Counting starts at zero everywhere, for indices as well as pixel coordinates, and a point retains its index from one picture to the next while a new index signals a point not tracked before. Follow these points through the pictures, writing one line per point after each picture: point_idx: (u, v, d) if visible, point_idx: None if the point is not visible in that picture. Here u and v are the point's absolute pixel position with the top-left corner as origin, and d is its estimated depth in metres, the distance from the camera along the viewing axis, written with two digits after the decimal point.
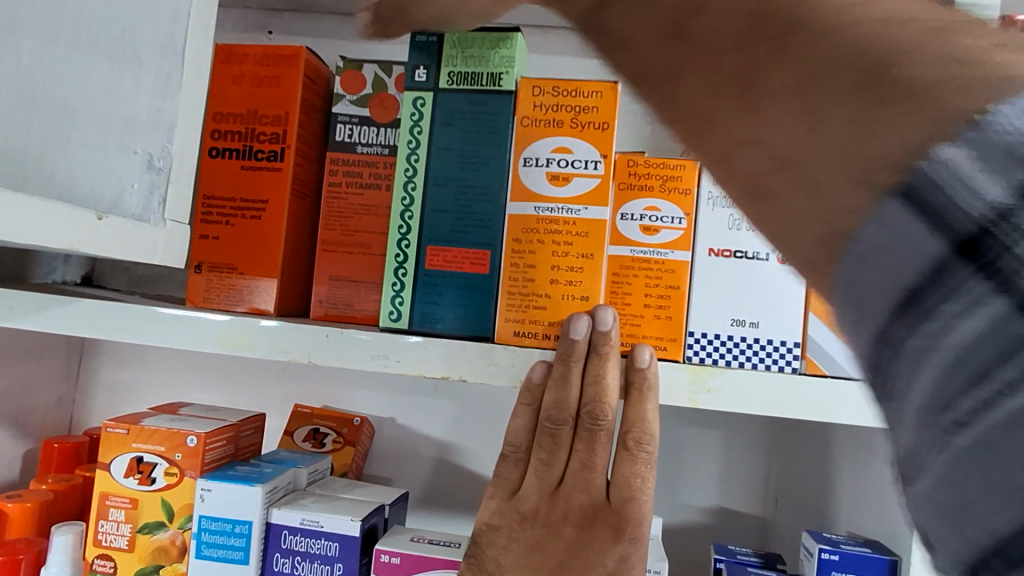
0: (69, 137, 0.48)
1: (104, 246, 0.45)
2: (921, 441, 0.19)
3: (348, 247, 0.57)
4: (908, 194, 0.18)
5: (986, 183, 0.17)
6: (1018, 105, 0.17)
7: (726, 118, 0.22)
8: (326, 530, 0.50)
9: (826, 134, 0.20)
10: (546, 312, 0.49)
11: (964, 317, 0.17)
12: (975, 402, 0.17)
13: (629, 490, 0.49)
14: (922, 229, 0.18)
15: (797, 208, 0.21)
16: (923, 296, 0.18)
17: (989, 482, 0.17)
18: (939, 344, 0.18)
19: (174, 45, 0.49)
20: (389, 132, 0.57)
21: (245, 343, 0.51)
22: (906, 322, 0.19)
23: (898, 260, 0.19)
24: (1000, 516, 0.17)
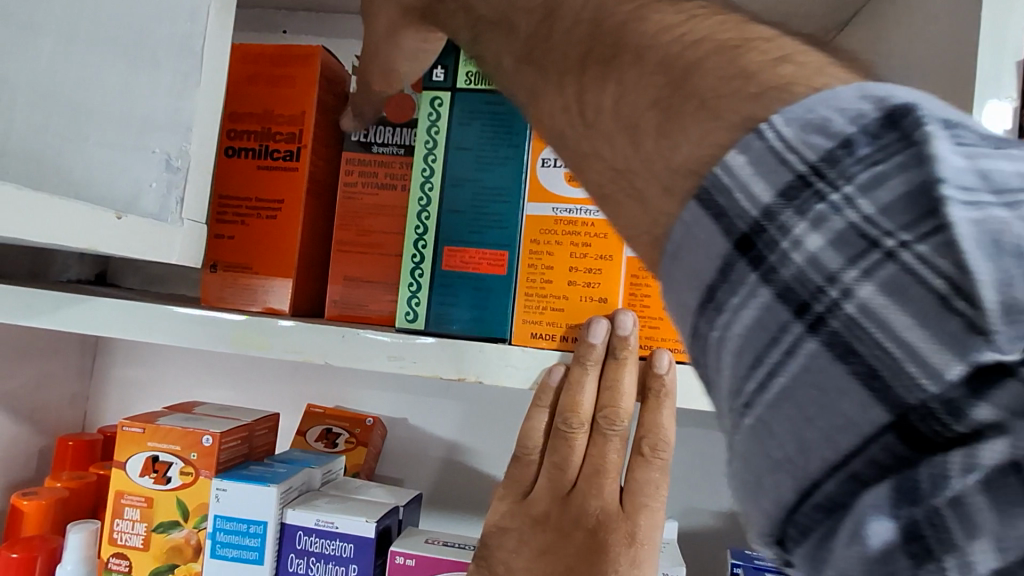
0: (86, 137, 0.46)
1: (121, 245, 0.45)
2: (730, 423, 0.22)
3: (362, 247, 0.57)
4: (705, 198, 0.22)
5: (756, 188, 0.21)
6: (785, 116, 0.21)
7: (574, 138, 0.27)
8: (341, 532, 0.50)
9: (641, 147, 0.23)
10: (564, 314, 0.49)
11: (744, 307, 0.21)
12: (754, 383, 0.20)
13: (642, 496, 0.49)
14: (716, 230, 0.22)
15: (635, 214, 0.25)
16: (717, 290, 0.22)
17: (768, 455, 0.20)
18: (727, 333, 0.22)
19: (193, 46, 0.50)
20: (404, 132, 0.57)
21: (261, 343, 0.51)
22: (707, 316, 0.22)
23: (701, 258, 0.22)
24: (783, 487, 0.20)
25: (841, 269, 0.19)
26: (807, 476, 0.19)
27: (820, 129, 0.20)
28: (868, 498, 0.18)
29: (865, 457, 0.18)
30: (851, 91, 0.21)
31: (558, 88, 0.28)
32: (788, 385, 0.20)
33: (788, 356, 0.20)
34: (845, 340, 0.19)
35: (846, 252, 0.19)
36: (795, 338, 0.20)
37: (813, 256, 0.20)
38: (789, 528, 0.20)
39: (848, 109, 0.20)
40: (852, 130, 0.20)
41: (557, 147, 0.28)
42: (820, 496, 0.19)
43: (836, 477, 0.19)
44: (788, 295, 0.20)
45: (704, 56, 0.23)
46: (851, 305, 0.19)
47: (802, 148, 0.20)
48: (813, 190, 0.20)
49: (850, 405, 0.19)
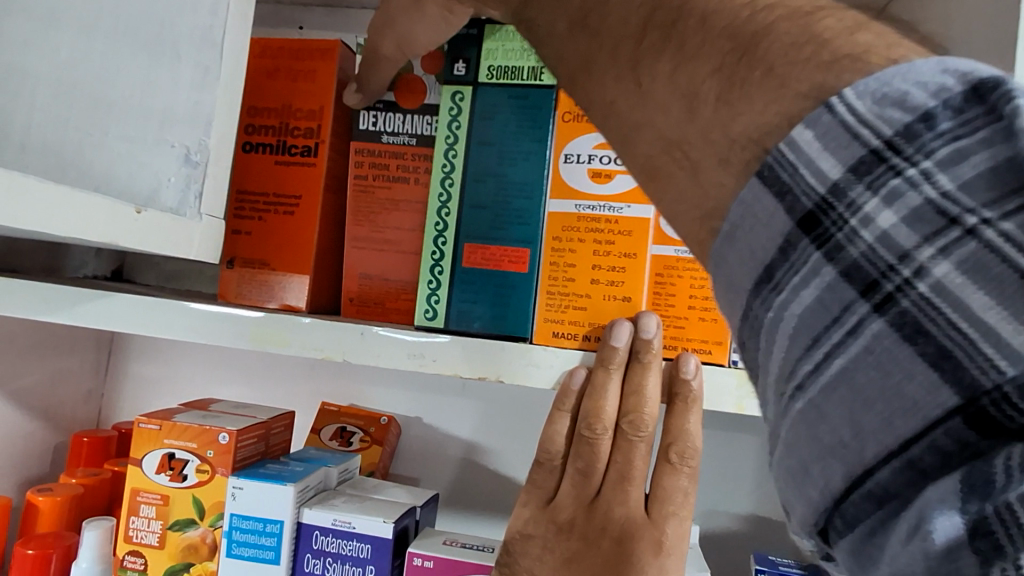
0: (106, 130, 0.48)
1: (141, 239, 0.45)
2: (777, 411, 0.22)
3: (377, 244, 0.55)
4: (767, 175, 0.22)
5: (825, 164, 0.21)
6: (858, 90, 0.21)
7: (624, 110, 0.27)
8: (358, 532, 0.49)
9: (699, 115, 0.24)
10: (586, 313, 0.48)
11: (804, 287, 0.21)
12: (809, 364, 0.21)
13: (669, 503, 0.48)
14: (779, 209, 0.22)
15: (683, 186, 0.25)
16: (775, 272, 0.22)
17: (818, 440, 0.20)
18: (784, 315, 0.22)
19: (214, 38, 0.50)
20: (416, 120, 0.54)
21: (280, 340, 0.51)
22: (762, 298, 0.23)
23: (760, 238, 0.23)
24: (832, 473, 0.20)
25: (915, 247, 0.19)
26: (861, 463, 0.19)
27: (898, 103, 0.20)
28: (933, 492, 0.18)
29: (926, 442, 0.18)
30: (932, 65, 0.21)
31: (611, 58, 0.28)
32: (845, 367, 0.20)
33: (851, 335, 0.20)
34: (916, 320, 0.19)
35: (920, 229, 0.19)
36: (859, 317, 0.20)
37: (885, 234, 0.20)
38: (835, 519, 0.20)
39: (929, 82, 0.20)
40: (933, 103, 0.20)
41: (604, 120, 0.29)
42: (872, 484, 0.19)
43: (892, 464, 0.19)
44: (854, 273, 0.20)
45: (774, 22, 0.23)
46: (924, 283, 0.19)
47: (878, 123, 0.20)
48: (888, 166, 0.20)
49: (915, 388, 0.19)
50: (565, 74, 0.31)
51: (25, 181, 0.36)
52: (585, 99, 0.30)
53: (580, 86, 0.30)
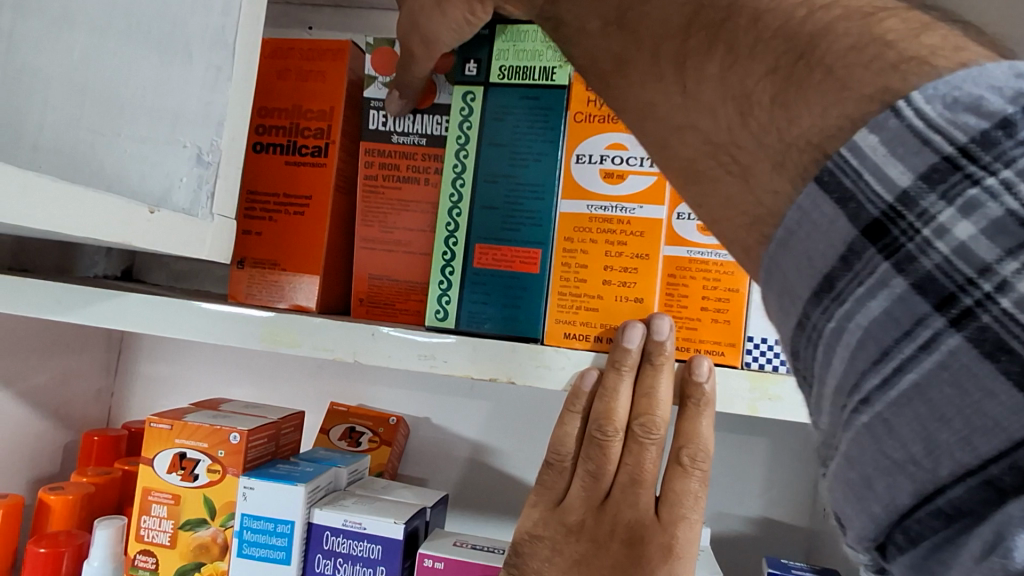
0: (118, 131, 0.48)
1: (155, 240, 0.45)
2: (835, 422, 0.21)
3: (387, 245, 0.56)
4: (828, 180, 0.21)
5: (892, 171, 0.20)
6: (926, 94, 0.20)
7: (670, 111, 0.27)
8: (369, 533, 0.49)
9: (751, 119, 0.23)
10: (599, 314, 0.48)
11: (871, 298, 0.20)
12: (877, 378, 0.20)
13: (680, 507, 0.47)
14: (841, 216, 0.21)
15: (732, 190, 0.25)
16: (836, 281, 0.21)
17: (884, 455, 0.19)
18: (848, 325, 0.20)
19: (225, 37, 0.50)
20: (427, 120, 0.55)
21: (291, 340, 0.51)
22: (822, 307, 0.21)
23: (819, 245, 0.21)
24: (899, 490, 0.19)
25: (997, 259, 0.18)
26: (932, 480, 0.18)
27: (972, 108, 0.19)
28: (1015, 508, 0.17)
29: (1006, 462, 0.17)
30: (1004, 69, 0.19)
31: (658, 59, 0.28)
32: (918, 382, 0.19)
33: (924, 350, 0.19)
34: (998, 336, 0.18)
35: (1004, 242, 0.18)
36: (934, 332, 0.19)
37: (962, 245, 0.18)
38: (897, 534, 0.19)
39: (1005, 87, 0.19)
40: (1012, 109, 0.18)
41: (647, 122, 0.28)
42: (942, 500, 0.18)
43: (967, 483, 0.18)
44: (928, 286, 0.19)
45: (834, 20, 0.22)
46: (1007, 299, 0.18)
47: (950, 128, 0.19)
48: (963, 174, 0.19)
49: (996, 407, 0.17)
50: (606, 75, 0.31)
51: (40, 180, 0.36)
52: (628, 101, 0.30)
53: (619, 87, 0.30)
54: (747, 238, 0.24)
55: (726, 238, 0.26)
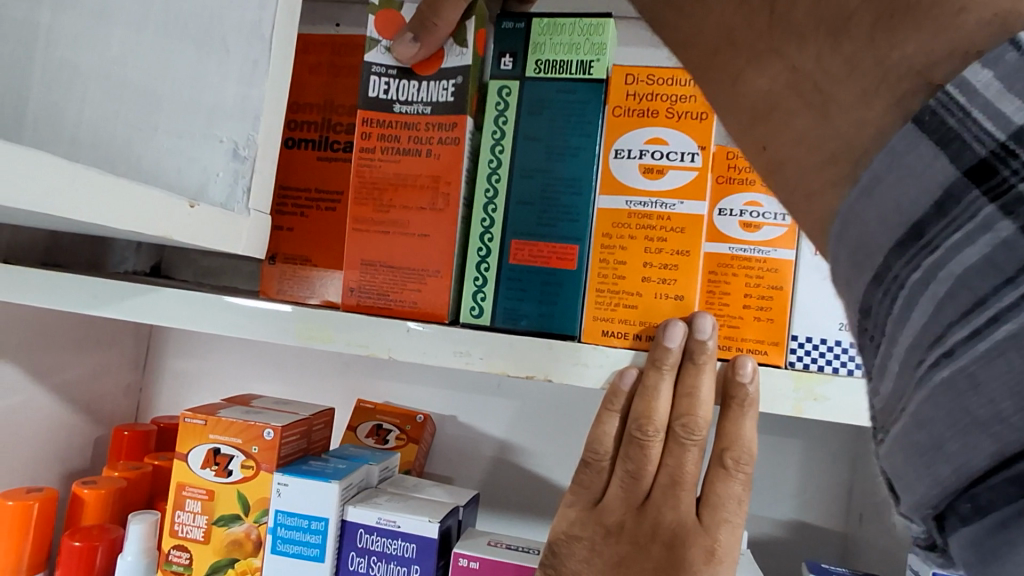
0: (155, 126, 0.49)
1: (196, 234, 0.45)
2: (907, 383, 0.19)
3: (381, 226, 0.51)
4: (928, 120, 0.18)
5: (1006, 107, 0.17)
6: None
7: (749, 37, 0.24)
8: (403, 531, 0.49)
9: (846, 40, 0.21)
10: (637, 312, 0.47)
11: (969, 244, 0.17)
12: (966, 330, 0.17)
13: (723, 510, 0.47)
14: (939, 158, 0.18)
15: (808, 125, 0.22)
16: (927, 228, 0.18)
17: (966, 412, 0.17)
18: (937, 273, 0.18)
19: (262, 32, 0.48)
20: (432, 87, 0.50)
21: (325, 336, 0.50)
22: (908, 257, 0.18)
23: (910, 190, 0.18)
24: (975, 451, 0.17)
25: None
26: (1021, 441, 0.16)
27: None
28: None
29: None
30: None
31: None
32: (1016, 333, 0.16)
33: None
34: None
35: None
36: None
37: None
38: (962, 503, 0.17)
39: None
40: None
41: (716, 54, 0.25)
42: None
43: None
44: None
45: None
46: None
47: None
48: None
49: None
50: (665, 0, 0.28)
51: (87, 171, 0.36)
52: (693, 29, 0.26)
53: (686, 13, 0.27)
54: (816, 181, 0.22)
55: (791, 186, 0.23)
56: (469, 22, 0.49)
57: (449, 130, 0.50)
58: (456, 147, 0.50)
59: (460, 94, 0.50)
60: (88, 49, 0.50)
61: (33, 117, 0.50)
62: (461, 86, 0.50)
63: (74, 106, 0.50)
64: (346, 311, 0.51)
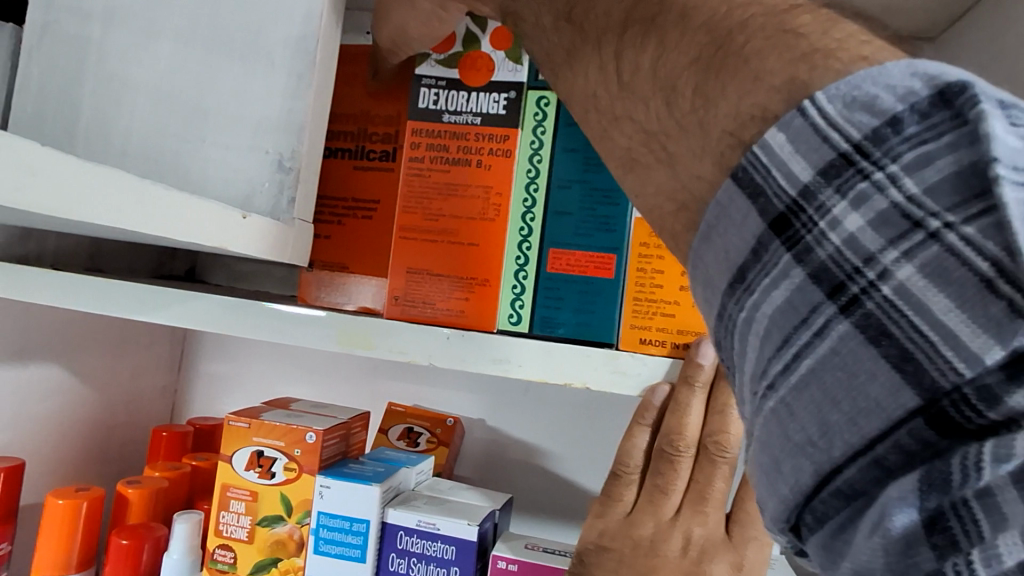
0: (204, 138, 0.50)
1: (247, 243, 0.47)
2: (753, 409, 0.24)
3: (429, 233, 0.52)
4: (742, 176, 0.24)
5: (796, 167, 0.23)
6: (829, 93, 0.22)
7: (608, 101, 0.30)
8: (442, 533, 0.50)
9: (676, 106, 0.27)
10: (673, 320, 0.47)
11: (774, 288, 0.23)
12: (780, 364, 0.22)
13: (751, 527, 0.49)
14: (752, 211, 0.24)
15: (661, 177, 0.27)
16: (748, 272, 0.24)
17: (788, 437, 0.22)
18: (755, 315, 0.23)
19: (307, 46, 0.50)
20: (482, 98, 0.51)
21: (366, 342, 0.51)
22: (736, 298, 0.24)
23: (733, 239, 0.24)
24: (802, 471, 0.21)
25: (880, 249, 0.21)
26: (830, 461, 0.21)
27: (867, 107, 0.22)
28: (894, 490, 0.19)
29: (890, 441, 0.20)
30: (901, 68, 0.22)
31: (597, 49, 0.31)
32: (814, 366, 0.21)
33: (818, 336, 0.21)
34: (880, 322, 0.20)
35: (885, 232, 0.21)
36: (826, 319, 0.21)
37: (851, 236, 0.21)
38: (806, 515, 0.22)
39: (899, 86, 0.22)
40: (900, 107, 0.21)
41: (589, 113, 0.32)
42: (839, 482, 0.21)
43: (857, 463, 0.20)
44: (822, 275, 0.22)
45: (749, 17, 0.25)
46: (888, 288, 0.20)
47: (846, 125, 0.22)
48: (855, 169, 0.21)
49: (878, 389, 0.20)
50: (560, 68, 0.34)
51: (153, 188, 0.38)
52: (576, 93, 0.33)
53: (570, 80, 0.33)
54: (674, 223, 0.27)
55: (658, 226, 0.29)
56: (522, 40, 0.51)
57: (501, 142, 0.51)
58: (508, 160, 0.51)
59: (512, 108, 0.51)
60: (139, 61, 0.51)
61: (85, 130, 0.50)
62: (514, 100, 0.51)
63: (125, 119, 0.50)
64: (391, 319, 0.52)
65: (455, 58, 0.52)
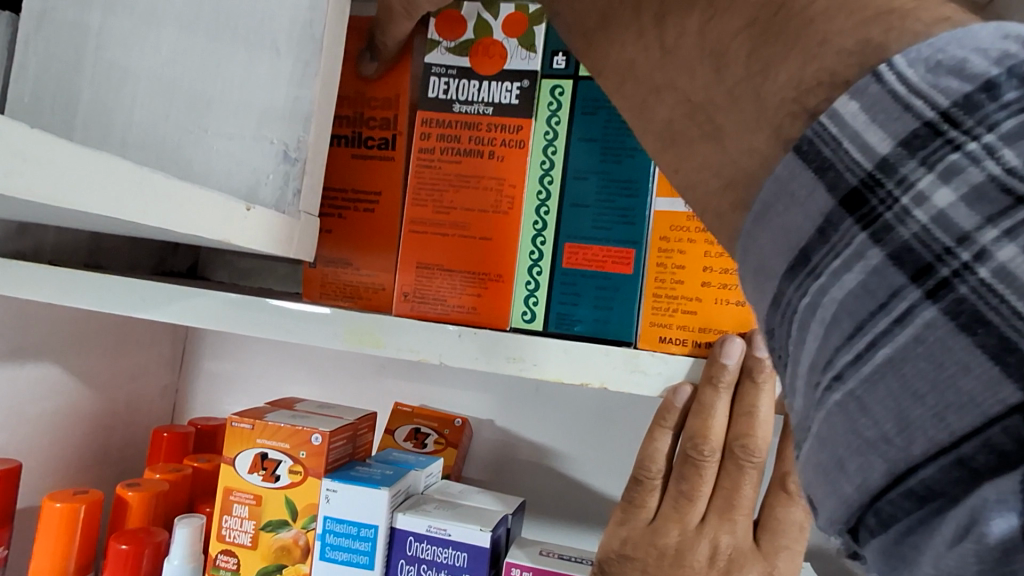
0: (207, 128, 0.48)
1: (251, 237, 0.45)
2: (809, 403, 0.22)
3: (439, 227, 0.50)
4: (807, 150, 0.22)
5: (871, 138, 0.20)
6: (909, 58, 0.20)
7: (648, 68, 0.29)
8: (453, 539, 0.48)
9: (726, 73, 0.25)
10: (696, 317, 0.45)
11: (846, 271, 0.20)
12: (851, 355, 0.20)
13: (782, 536, 0.47)
14: (819, 186, 0.21)
15: (709, 152, 0.26)
16: (812, 254, 0.21)
17: (856, 433, 0.19)
18: (822, 301, 0.21)
19: (314, 32, 0.50)
20: (494, 87, 0.50)
21: (375, 340, 0.49)
22: (797, 282, 0.22)
23: (796, 217, 0.22)
24: (871, 470, 0.19)
25: (976, 227, 0.18)
26: (904, 460, 0.18)
27: (955, 72, 0.19)
28: (989, 491, 0.16)
29: (981, 438, 0.17)
30: (992, 31, 0.19)
31: (634, 12, 0.29)
32: (893, 356, 0.19)
33: (898, 324, 0.19)
34: (974, 307, 0.18)
35: (983, 209, 0.18)
36: (909, 305, 0.19)
37: (941, 213, 0.19)
38: (869, 516, 0.19)
39: (991, 48, 0.19)
40: (995, 71, 0.18)
41: (623, 82, 0.30)
42: (913, 481, 0.18)
43: (939, 461, 0.17)
44: (905, 256, 0.19)
45: None
46: (985, 269, 0.18)
47: (930, 92, 0.19)
48: (944, 139, 0.19)
49: (972, 381, 0.17)
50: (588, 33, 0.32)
51: (155, 176, 0.36)
52: (607, 59, 0.31)
53: (599, 46, 0.31)
54: (720, 202, 0.26)
55: (699, 204, 0.27)
56: (536, 27, 0.49)
57: (514, 133, 0.49)
58: (522, 151, 0.49)
59: (525, 97, 0.49)
60: (136, 47, 0.48)
61: None
62: (528, 89, 0.49)
63: (123, 109, 0.48)
64: (400, 316, 0.50)
65: (466, 45, 0.50)
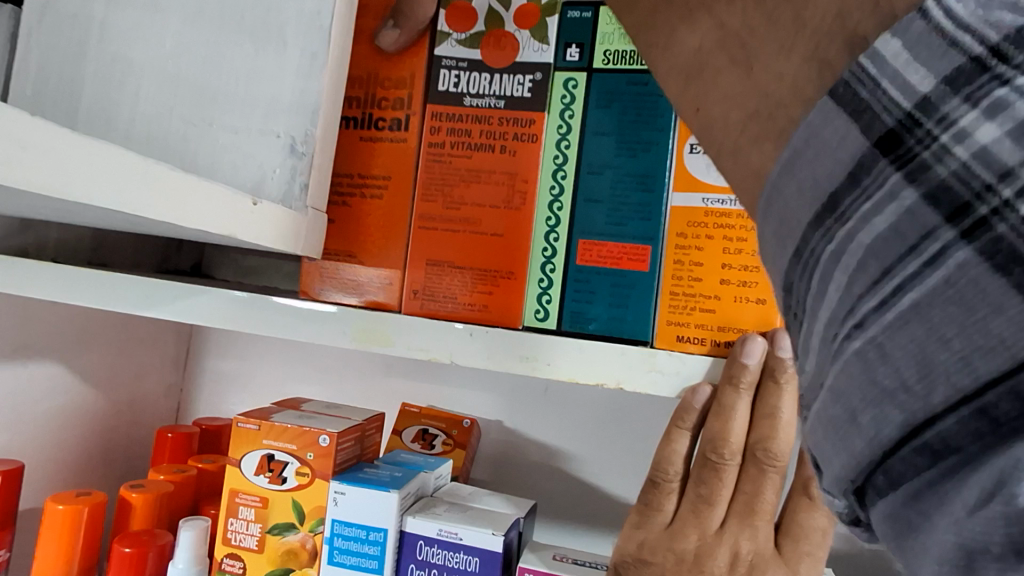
0: (211, 121, 0.47)
1: (257, 232, 0.43)
2: (823, 358, 0.18)
3: (448, 224, 0.49)
4: (842, 92, 0.18)
5: (912, 76, 0.17)
6: None
7: None
8: (465, 544, 0.47)
9: None
10: (714, 316, 0.44)
11: (876, 214, 0.17)
12: (875, 300, 0.16)
13: (806, 542, 0.45)
14: (852, 129, 0.17)
15: (731, 82, 0.22)
16: (841, 200, 0.17)
17: (873, 382, 0.16)
18: (848, 246, 0.17)
19: (321, 22, 0.47)
20: (506, 80, 0.48)
21: (384, 339, 0.48)
22: (823, 230, 0.18)
23: (825, 164, 0.18)
24: (885, 422, 0.16)
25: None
26: (925, 410, 0.15)
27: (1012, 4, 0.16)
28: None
29: (1007, 385, 0.14)
30: None
31: None
32: (918, 301, 0.15)
33: (929, 266, 0.15)
34: (1013, 247, 0.14)
35: None
36: (942, 245, 0.15)
37: (983, 149, 0.15)
38: (876, 475, 0.16)
39: None
40: None
41: (654, 13, 0.26)
42: (929, 434, 0.15)
43: (959, 412, 0.14)
44: (940, 197, 0.16)
45: None
46: None
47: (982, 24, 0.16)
48: (992, 75, 0.15)
49: (1004, 324, 0.14)
50: None
51: (163, 170, 0.35)
52: None
53: None
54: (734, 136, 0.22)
55: (715, 145, 0.23)
56: (550, 18, 0.48)
57: (526, 126, 0.48)
58: (535, 145, 0.48)
59: (538, 90, 0.48)
60: (142, 42, 0.48)
61: (86, 113, 0.47)
62: (540, 82, 0.48)
63: (127, 105, 0.47)
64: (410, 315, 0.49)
65: (477, 38, 0.49)
